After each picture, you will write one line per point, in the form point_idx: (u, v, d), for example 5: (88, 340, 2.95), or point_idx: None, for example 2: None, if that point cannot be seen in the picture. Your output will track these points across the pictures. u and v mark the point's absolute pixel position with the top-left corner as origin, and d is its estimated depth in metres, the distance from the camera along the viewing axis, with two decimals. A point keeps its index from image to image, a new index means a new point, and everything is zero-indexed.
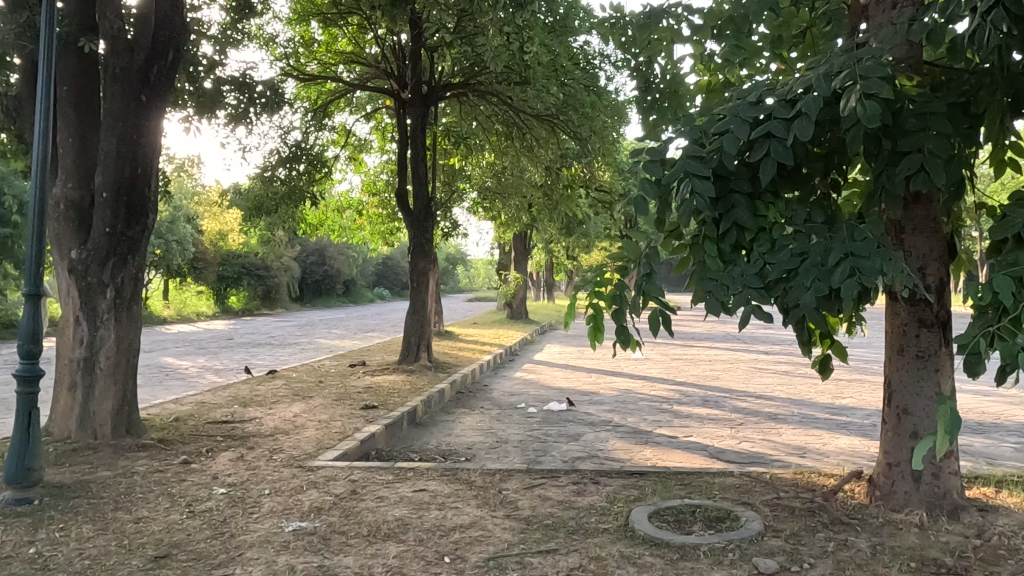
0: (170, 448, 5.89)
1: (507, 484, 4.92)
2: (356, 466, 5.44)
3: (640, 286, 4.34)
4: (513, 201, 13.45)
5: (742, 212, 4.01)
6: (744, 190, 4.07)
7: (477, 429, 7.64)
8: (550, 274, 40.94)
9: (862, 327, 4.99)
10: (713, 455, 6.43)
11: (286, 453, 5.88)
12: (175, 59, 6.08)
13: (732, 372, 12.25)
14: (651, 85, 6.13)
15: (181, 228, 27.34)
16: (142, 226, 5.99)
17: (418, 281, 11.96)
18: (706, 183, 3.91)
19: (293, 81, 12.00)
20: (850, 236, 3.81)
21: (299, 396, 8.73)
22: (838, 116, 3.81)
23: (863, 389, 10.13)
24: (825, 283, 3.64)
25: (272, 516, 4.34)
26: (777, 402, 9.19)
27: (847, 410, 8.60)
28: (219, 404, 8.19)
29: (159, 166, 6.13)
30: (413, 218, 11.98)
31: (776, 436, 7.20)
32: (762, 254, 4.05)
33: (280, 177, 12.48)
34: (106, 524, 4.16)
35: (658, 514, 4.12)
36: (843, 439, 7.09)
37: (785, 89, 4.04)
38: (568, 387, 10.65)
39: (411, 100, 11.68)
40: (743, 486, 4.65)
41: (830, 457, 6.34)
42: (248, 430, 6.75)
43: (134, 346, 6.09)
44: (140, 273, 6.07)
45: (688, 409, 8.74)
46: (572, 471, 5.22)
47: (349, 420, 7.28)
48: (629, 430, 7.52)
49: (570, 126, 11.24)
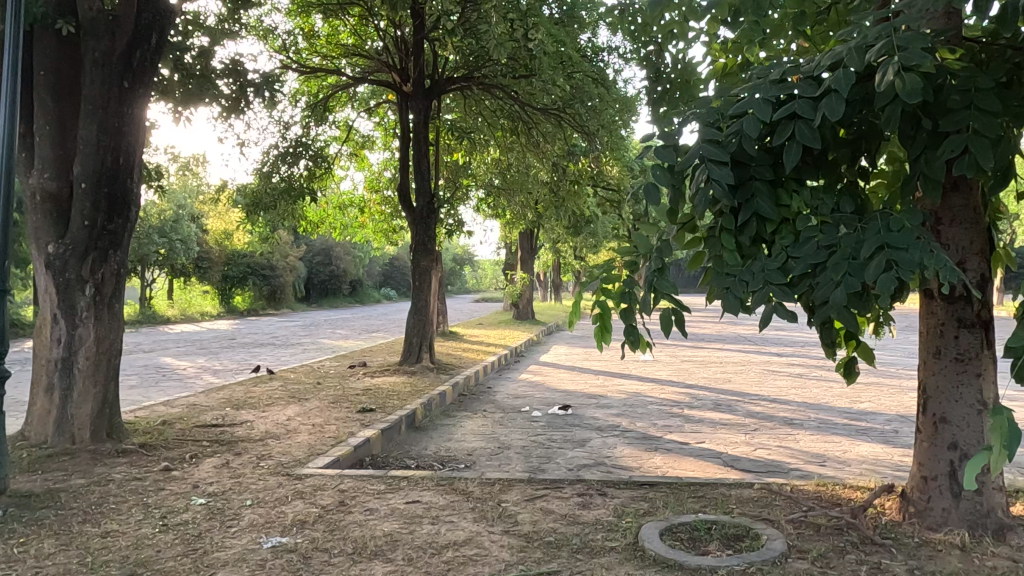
0: (152, 454, 5.58)
1: (507, 495, 4.57)
2: (345, 474, 5.10)
3: (651, 282, 3.98)
4: (518, 198, 13.06)
5: (763, 202, 3.66)
6: (767, 177, 3.73)
7: (478, 434, 7.30)
8: (556, 273, 40.47)
9: (892, 328, 4.62)
10: (727, 464, 6.06)
11: (274, 459, 5.56)
12: (158, 44, 5.76)
13: (744, 374, 11.85)
14: (660, 75, 5.77)
15: (185, 228, 27.14)
16: (124, 220, 5.70)
17: (420, 280, 11.61)
18: (725, 169, 3.59)
19: (293, 74, 11.66)
20: (886, 226, 3.43)
21: (295, 398, 8.42)
22: (872, 94, 3.44)
23: (881, 393, 9.72)
24: (857, 279, 3.27)
25: (251, 531, 4.01)
26: (793, 406, 8.80)
27: (866, 414, 8.20)
28: (210, 406, 7.87)
29: (141, 157, 5.82)
30: (416, 215, 11.62)
31: (793, 443, 6.82)
32: (785, 248, 3.71)
33: (279, 173, 12.17)
34: (70, 539, 3.85)
35: (671, 531, 3.77)
36: (865, 446, 6.70)
37: (812, 65, 3.67)
38: (574, 390, 10.30)
39: (413, 94, 11.32)
40: (762, 499, 4.29)
41: (851, 466, 5.96)
42: (237, 434, 6.43)
43: (116, 345, 5.79)
44: (122, 270, 5.79)
45: (699, 413, 8.37)
46: (577, 481, 4.88)
47: (344, 424, 6.95)
48: (638, 436, 7.15)
49: (578, 119, 10.90)
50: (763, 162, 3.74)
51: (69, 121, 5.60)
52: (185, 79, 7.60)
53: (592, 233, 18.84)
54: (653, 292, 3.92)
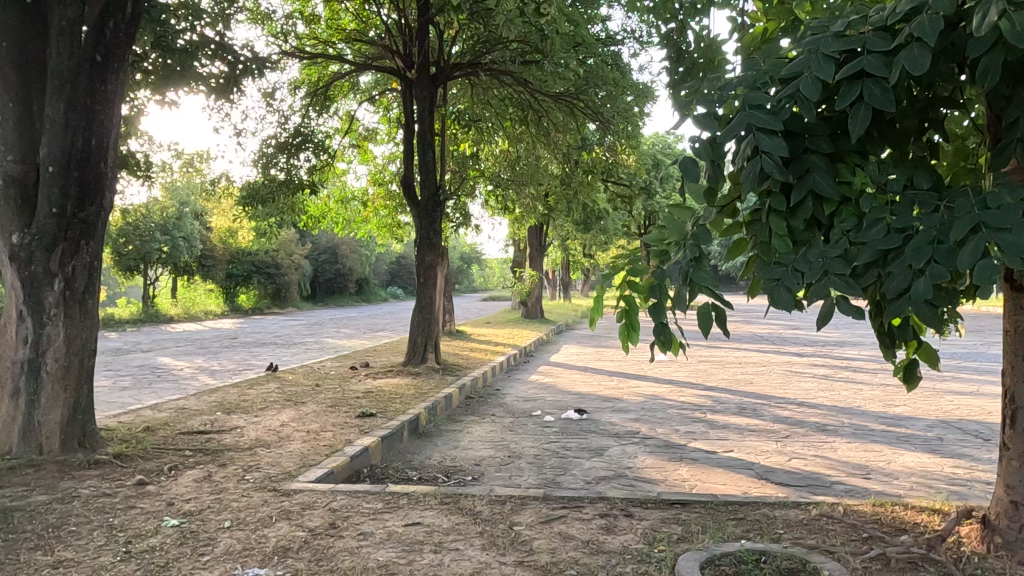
0: (128, 465, 5.06)
1: (520, 516, 4.02)
2: (338, 490, 4.57)
3: (685, 271, 3.41)
4: (527, 191, 12.51)
5: (823, 177, 3.11)
6: (825, 149, 3.16)
7: (486, 441, 6.76)
8: (565, 271, 39.82)
9: (960, 327, 4.03)
10: (761, 477, 5.50)
11: (261, 472, 5.04)
12: (134, 13, 5.20)
13: (767, 376, 11.27)
14: (682, 55, 4.91)
15: (189, 225, 26.76)
16: (98, 207, 5.18)
17: (425, 277, 11.06)
18: (778, 141, 3.03)
19: (292, 60, 11.14)
20: (978, 203, 2.85)
21: (291, 402, 7.89)
22: (961, 45, 2.86)
23: (915, 395, 9.10)
24: (944, 268, 2.71)
25: (225, 561, 3.47)
26: (824, 410, 8.21)
27: (904, 420, 7.61)
28: (200, 411, 7.36)
29: (117, 138, 5.32)
30: (420, 209, 11.05)
31: (830, 453, 6.24)
32: (847, 233, 3.16)
33: (279, 165, 11.61)
34: (16, 570, 3.33)
35: (714, 564, 3.21)
36: (910, 456, 6.11)
37: (883, 13, 3.08)
38: (588, 392, 9.74)
39: (418, 80, 10.77)
40: (814, 523, 3.74)
41: (900, 479, 5.39)
42: (224, 442, 5.91)
43: (88, 345, 5.27)
44: (95, 263, 5.26)
45: (723, 418, 7.81)
46: (599, 498, 4.34)
47: (341, 431, 6.42)
48: (660, 444, 6.60)
49: (591, 105, 10.40)
50: (822, 130, 3.17)
51: (36, 96, 5.13)
52: (164, 55, 6.87)
53: (602, 229, 18.26)
54: (689, 284, 3.36)
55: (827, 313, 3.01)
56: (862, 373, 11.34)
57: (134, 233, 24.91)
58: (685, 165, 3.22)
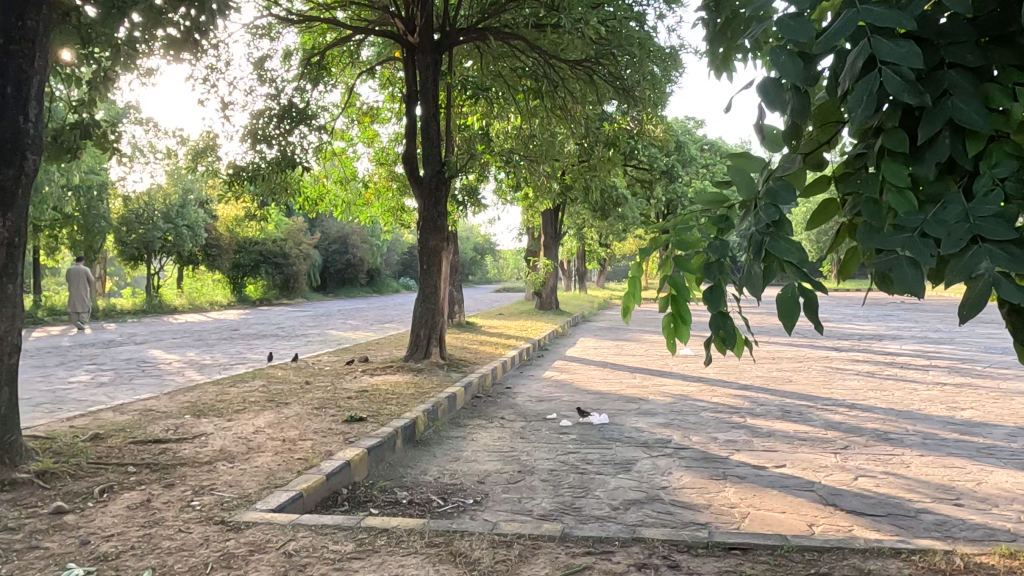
0: (50, 487, 4.12)
1: (532, 567, 3.05)
2: (300, 523, 3.62)
3: (759, 242, 2.15)
4: (543, 167, 10.48)
5: (967, 104, 1.68)
6: (976, 63, 1.72)
7: (492, 452, 5.78)
8: (581, 261, 38.58)
9: None
10: (827, 503, 4.47)
11: (213, 497, 4.09)
12: None
13: (805, 373, 10.21)
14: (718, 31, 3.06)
15: (192, 213, 25.87)
16: (15, 170, 4.21)
17: (429, 263, 10.12)
18: (906, 44, 1.65)
19: (283, 25, 10.18)
20: None
21: (272, 404, 6.94)
22: None
23: (981, 397, 8.03)
24: None
25: None
26: (881, 414, 7.17)
27: (979, 427, 6.55)
28: (167, 413, 6.44)
29: (41, 88, 4.34)
30: (423, 188, 10.07)
31: (902, 469, 5.21)
32: (1000, 184, 1.73)
33: (271, 140, 10.61)
34: None
35: None
36: (1001, 474, 5.08)
37: None
38: (609, 391, 8.75)
39: (420, 46, 9.77)
40: None
41: (1002, 507, 4.35)
42: (181, 455, 4.98)
43: (6, 340, 4.31)
44: (16, 240, 4.29)
45: (766, 423, 6.79)
46: (633, 539, 3.37)
47: (322, 440, 5.47)
48: (697, 457, 5.58)
49: (615, 69, 9.42)
50: (968, 36, 1.74)
51: None
52: None
53: (620, 215, 17.15)
54: (763, 260, 2.14)
55: (978, 300, 1.62)
56: (912, 371, 10.24)
57: (136, 220, 24.21)
58: (763, 87, 2.00)
